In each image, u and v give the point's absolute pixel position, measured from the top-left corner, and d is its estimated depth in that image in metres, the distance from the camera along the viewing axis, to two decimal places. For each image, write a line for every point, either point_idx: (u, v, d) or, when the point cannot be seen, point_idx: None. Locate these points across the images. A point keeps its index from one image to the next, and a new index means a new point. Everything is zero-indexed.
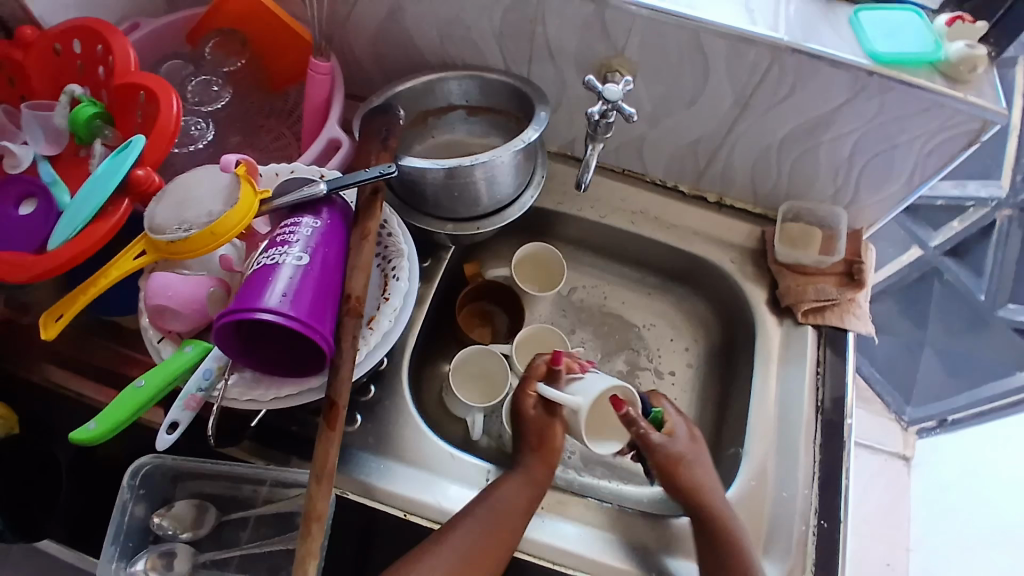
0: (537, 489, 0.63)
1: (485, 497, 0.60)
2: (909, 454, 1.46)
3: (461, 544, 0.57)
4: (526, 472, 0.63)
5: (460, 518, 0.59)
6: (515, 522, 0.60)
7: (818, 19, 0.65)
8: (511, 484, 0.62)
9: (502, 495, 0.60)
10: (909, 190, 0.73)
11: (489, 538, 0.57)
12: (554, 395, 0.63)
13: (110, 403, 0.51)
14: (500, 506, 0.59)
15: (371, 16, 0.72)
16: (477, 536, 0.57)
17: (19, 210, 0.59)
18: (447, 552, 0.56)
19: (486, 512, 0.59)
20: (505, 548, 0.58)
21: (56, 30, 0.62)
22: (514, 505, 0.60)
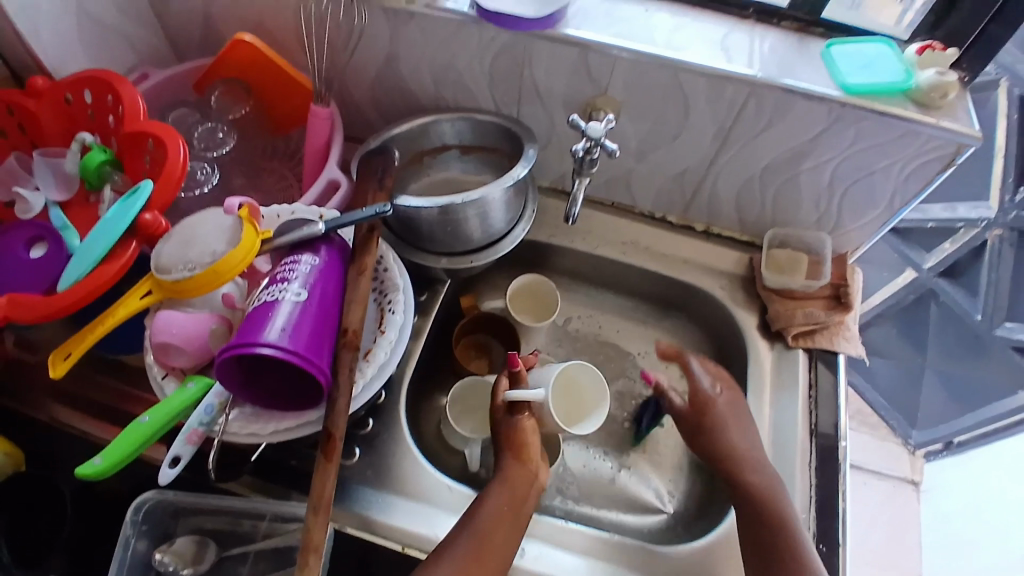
0: (518, 499, 0.62)
1: (471, 515, 0.60)
2: (918, 479, 1.44)
3: (456, 558, 0.56)
4: (506, 481, 0.63)
5: (449, 536, 0.58)
6: (504, 529, 0.59)
7: (792, 55, 0.68)
8: (494, 494, 0.61)
9: (485, 510, 0.60)
10: (890, 214, 0.75)
11: (477, 562, 0.56)
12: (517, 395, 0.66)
13: (115, 439, 0.52)
14: (486, 520, 0.59)
15: (368, 64, 0.76)
16: (468, 548, 0.57)
17: (30, 253, 0.62)
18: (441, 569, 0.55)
19: (475, 525, 0.59)
20: (499, 554, 0.58)
21: (68, 80, 0.65)
22: (497, 524, 0.59)
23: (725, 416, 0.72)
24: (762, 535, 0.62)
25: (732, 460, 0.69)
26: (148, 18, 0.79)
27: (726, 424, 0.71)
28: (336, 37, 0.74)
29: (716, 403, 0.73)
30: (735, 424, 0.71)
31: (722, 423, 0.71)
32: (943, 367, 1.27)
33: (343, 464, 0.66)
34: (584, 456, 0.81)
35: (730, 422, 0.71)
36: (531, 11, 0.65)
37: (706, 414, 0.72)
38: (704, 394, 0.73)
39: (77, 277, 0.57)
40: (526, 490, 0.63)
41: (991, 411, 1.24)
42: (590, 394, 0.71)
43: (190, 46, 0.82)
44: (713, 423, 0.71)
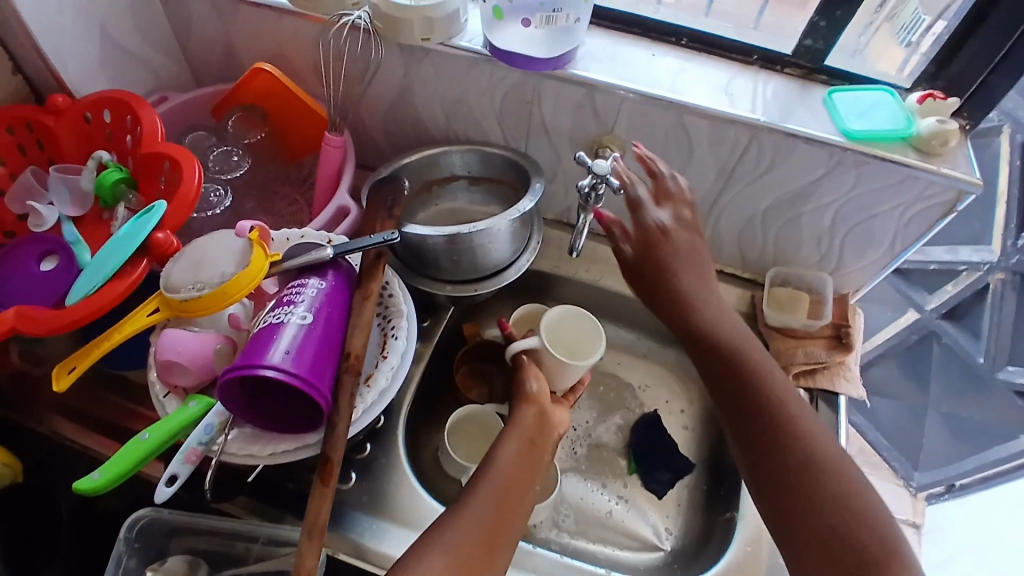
0: (531, 442, 0.64)
1: (479, 483, 0.60)
2: (920, 522, 1.42)
3: (467, 529, 0.56)
4: (521, 433, 0.64)
5: (460, 501, 0.58)
6: (514, 494, 0.60)
7: (794, 100, 0.70)
8: (504, 455, 0.62)
9: (495, 472, 0.60)
10: (892, 256, 0.76)
11: (499, 502, 0.59)
12: (521, 347, 0.71)
13: (115, 454, 0.52)
14: (505, 463, 0.61)
15: (382, 95, 0.78)
16: (480, 515, 0.57)
17: (41, 266, 0.63)
18: (452, 534, 0.55)
19: (486, 492, 0.59)
20: (519, 502, 0.60)
21: (88, 101, 0.67)
22: (515, 465, 0.62)
23: (673, 247, 0.70)
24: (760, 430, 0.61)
25: (714, 342, 0.66)
26: (171, 45, 0.82)
27: (674, 264, 0.70)
28: (352, 70, 0.76)
29: (664, 231, 0.70)
30: (682, 258, 0.70)
31: (691, 300, 0.69)
32: (946, 408, 1.26)
33: (339, 488, 0.66)
34: (582, 487, 0.80)
35: (677, 252, 0.70)
36: (543, 52, 0.67)
37: (654, 244, 0.70)
38: (662, 233, 0.70)
39: (87, 293, 0.58)
40: (540, 436, 0.65)
41: (992, 455, 1.23)
42: (584, 342, 0.76)
43: (209, 72, 0.85)
44: (677, 296, 0.69)
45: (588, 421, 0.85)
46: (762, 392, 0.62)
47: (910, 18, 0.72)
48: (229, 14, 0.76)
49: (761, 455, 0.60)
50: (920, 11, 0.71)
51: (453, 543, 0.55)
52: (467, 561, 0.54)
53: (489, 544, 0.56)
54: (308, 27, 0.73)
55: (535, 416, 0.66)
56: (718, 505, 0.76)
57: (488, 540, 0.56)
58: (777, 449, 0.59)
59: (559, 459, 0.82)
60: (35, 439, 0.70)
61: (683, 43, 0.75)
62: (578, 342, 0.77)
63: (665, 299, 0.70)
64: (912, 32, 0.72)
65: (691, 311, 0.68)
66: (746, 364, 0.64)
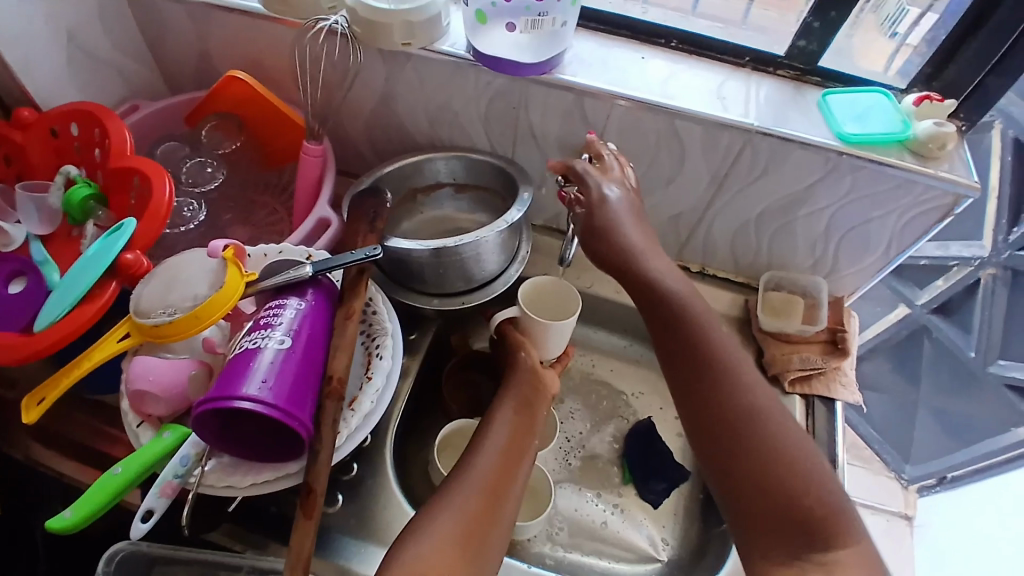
0: (526, 403, 0.68)
1: (481, 449, 0.62)
2: (910, 514, 1.43)
3: (471, 489, 0.58)
4: (516, 395, 0.68)
5: (464, 465, 0.61)
6: (515, 455, 0.63)
7: (787, 104, 0.68)
8: (503, 419, 0.65)
9: (494, 436, 0.63)
10: (886, 260, 0.75)
11: (503, 466, 0.61)
12: (502, 317, 0.72)
13: (87, 490, 0.50)
14: (503, 430, 0.64)
15: (363, 101, 0.76)
16: (484, 474, 0.59)
17: (9, 288, 0.59)
18: (458, 494, 0.57)
19: (489, 455, 0.61)
20: (518, 464, 0.62)
21: (56, 112, 0.64)
22: (517, 431, 0.65)
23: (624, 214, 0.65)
24: (713, 415, 0.58)
25: (676, 316, 0.62)
26: (142, 51, 0.78)
27: (625, 225, 0.65)
28: (331, 76, 0.73)
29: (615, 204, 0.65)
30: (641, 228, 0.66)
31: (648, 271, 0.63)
32: (938, 404, 1.25)
33: (326, 511, 0.64)
34: (576, 499, 0.78)
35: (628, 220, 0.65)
36: (528, 57, 0.65)
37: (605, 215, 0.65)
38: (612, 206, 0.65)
39: (54, 318, 0.55)
40: (534, 393, 0.69)
41: (982, 448, 1.22)
42: (563, 305, 0.75)
43: (183, 78, 0.82)
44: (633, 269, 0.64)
45: (581, 432, 0.83)
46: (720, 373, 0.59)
47: (895, 10, 0.69)
48: (202, 19, 0.73)
49: (719, 440, 0.57)
50: (904, 3, 0.68)
51: (459, 501, 0.57)
52: (474, 515, 0.56)
53: (493, 501, 0.58)
54: (286, 31, 0.70)
55: (530, 364, 0.71)
56: (714, 515, 0.75)
57: (492, 496, 0.58)
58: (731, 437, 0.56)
59: (552, 470, 0.80)
60: (9, 465, 0.66)
61: (673, 45, 0.73)
62: (555, 303, 0.75)
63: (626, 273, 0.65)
64: (897, 23, 0.69)
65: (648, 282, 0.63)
66: (704, 344, 0.60)
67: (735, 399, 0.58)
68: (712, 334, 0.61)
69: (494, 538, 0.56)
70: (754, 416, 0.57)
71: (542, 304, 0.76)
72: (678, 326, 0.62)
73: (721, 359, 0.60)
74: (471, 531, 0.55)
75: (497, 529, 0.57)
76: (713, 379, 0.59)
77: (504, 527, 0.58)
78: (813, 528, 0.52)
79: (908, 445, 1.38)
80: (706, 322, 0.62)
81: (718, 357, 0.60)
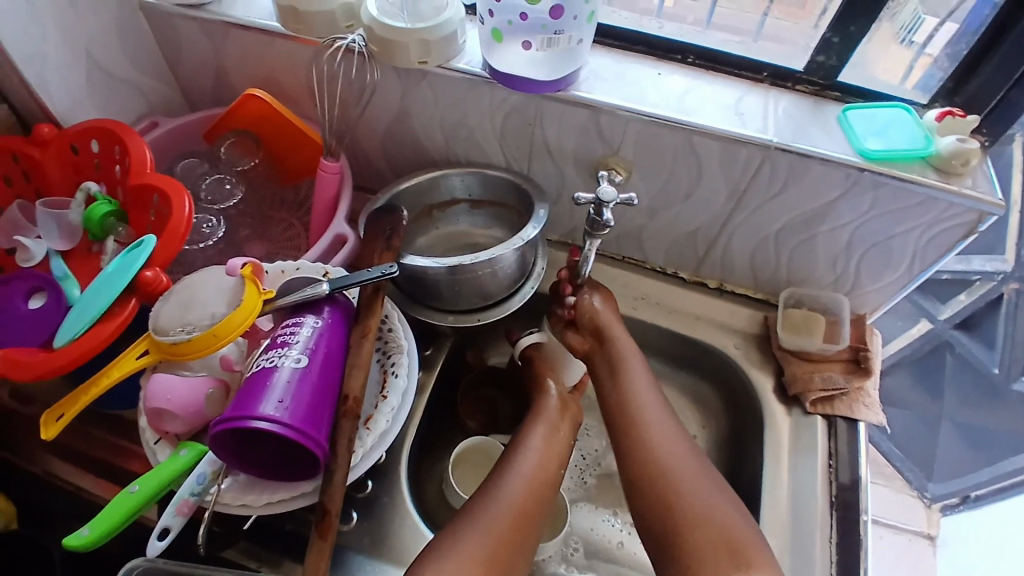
0: (555, 427, 0.67)
1: (511, 469, 0.62)
2: (934, 533, 1.37)
3: (499, 511, 0.58)
4: (546, 421, 0.68)
5: (492, 486, 0.60)
6: (544, 479, 0.62)
7: (806, 119, 0.68)
8: (534, 443, 0.65)
9: (523, 459, 0.63)
10: (910, 277, 0.73)
11: (529, 488, 0.60)
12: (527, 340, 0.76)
13: (105, 507, 0.50)
14: (536, 451, 0.64)
15: (380, 118, 0.76)
16: (512, 497, 0.59)
17: (29, 304, 0.60)
18: (485, 516, 0.57)
19: (517, 478, 0.61)
20: (544, 488, 0.61)
21: (75, 130, 0.65)
22: (550, 457, 0.64)
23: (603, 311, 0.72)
24: (640, 478, 0.61)
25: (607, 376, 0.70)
26: (161, 69, 0.79)
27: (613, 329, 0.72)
28: (348, 94, 0.74)
29: (598, 306, 0.73)
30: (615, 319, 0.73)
31: (618, 367, 0.70)
32: (959, 418, 1.22)
33: (340, 529, 0.63)
34: (592, 518, 0.77)
35: (605, 312, 0.72)
36: (543, 74, 0.65)
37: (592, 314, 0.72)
38: (599, 309, 0.73)
39: (75, 334, 0.55)
40: (563, 421, 0.69)
41: (1008, 465, 1.18)
42: None
43: (201, 95, 0.83)
44: (616, 360, 0.70)
45: (597, 449, 0.82)
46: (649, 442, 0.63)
47: (910, 19, 0.68)
48: (221, 38, 0.74)
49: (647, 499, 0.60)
50: (920, 11, 0.67)
51: (487, 522, 0.56)
52: (499, 537, 0.56)
53: (520, 524, 0.58)
54: (302, 50, 0.71)
55: (558, 399, 0.70)
56: None
57: (520, 521, 0.58)
58: (654, 495, 0.59)
59: (568, 489, 0.79)
60: (25, 479, 0.66)
61: (689, 61, 0.73)
62: None
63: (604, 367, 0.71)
64: (913, 32, 0.68)
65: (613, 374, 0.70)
66: (641, 419, 0.65)
67: (647, 457, 0.62)
68: (649, 411, 0.66)
69: (518, 560, 0.56)
70: (674, 474, 0.60)
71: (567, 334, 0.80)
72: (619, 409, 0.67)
73: (651, 431, 0.64)
74: (497, 551, 0.55)
75: (521, 551, 0.57)
76: (643, 447, 0.63)
77: (529, 550, 0.57)
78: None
79: (930, 461, 1.34)
80: (647, 404, 0.66)
81: (652, 432, 0.64)
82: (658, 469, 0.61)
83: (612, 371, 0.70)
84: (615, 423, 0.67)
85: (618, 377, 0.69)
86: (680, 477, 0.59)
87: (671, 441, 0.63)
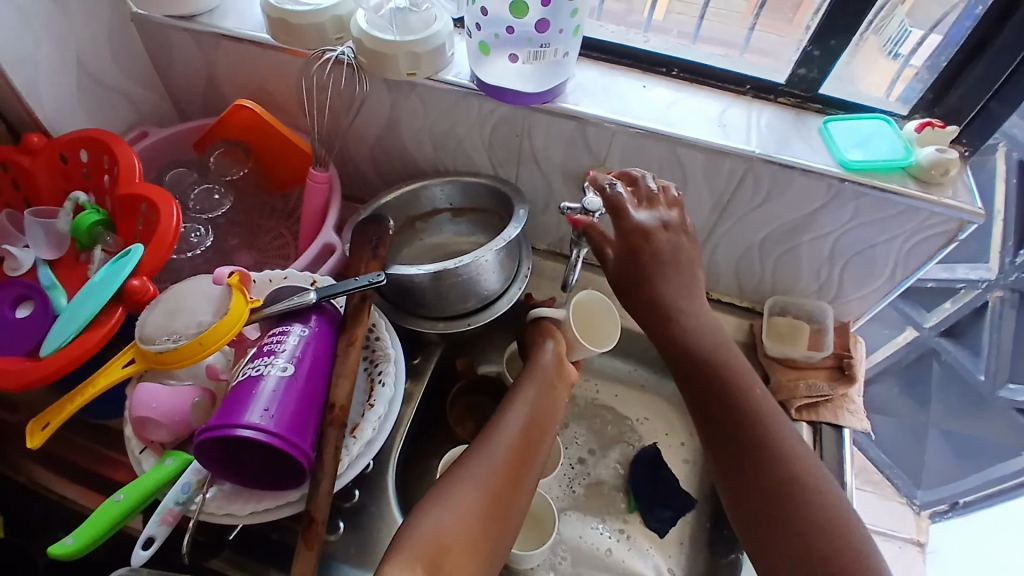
0: (549, 386, 0.68)
1: (501, 425, 0.64)
2: (923, 540, 1.39)
3: (494, 464, 0.60)
4: (540, 379, 0.68)
5: (484, 440, 0.62)
6: (534, 434, 0.64)
7: (789, 131, 0.69)
8: (524, 401, 0.66)
9: (515, 414, 0.65)
10: (892, 285, 0.74)
11: (523, 439, 0.63)
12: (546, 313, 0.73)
13: (88, 517, 0.50)
14: (528, 406, 0.66)
15: (369, 128, 0.77)
16: (505, 448, 0.61)
17: (16, 313, 0.60)
18: (481, 465, 0.59)
19: (509, 432, 0.63)
20: (538, 440, 0.64)
21: (65, 139, 0.65)
22: (540, 414, 0.66)
23: (659, 284, 0.66)
24: (767, 505, 0.57)
25: (670, 334, 0.65)
26: (151, 79, 0.80)
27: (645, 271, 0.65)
28: (338, 104, 0.74)
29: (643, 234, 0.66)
30: (669, 265, 0.66)
31: (745, 397, 0.62)
32: (947, 426, 1.22)
33: (327, 539, 0.63)
34: (581, 526, 0.77)
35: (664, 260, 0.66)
36: (531, 86, 0.66)
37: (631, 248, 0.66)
38: (667, 276, 0.66)
39: (61, 343, 0.55)
40: (558, 379, 0.69)
41: (995, 472, 1.20)
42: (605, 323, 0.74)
43: (192, 104, 0.83)
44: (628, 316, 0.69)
45: (586, 458, 0.82)
46: (802, 498, 0.57)
47: (897, 31, 0.69)
48: (212, 48, 0.74)
49: (772, 528, 0.56)
50: (907, 23, 0.68)
51: (484, 471, 0.59)
52: (499, 485, 0.58)
53: (515, 473, 0.60)
54: (293, 61, 0.72)
55: (554, 355, 0.70)
56: (717, 544, 0.73)
57: (513, 470, 0.60)
58: (787, 536, 0.56)
59: (556, 498, 0.79)
60: (10, 488, 0.66)
61: (674, 73, 0.74)
62: (599, 322, 0.74)
63: (711, 390, 0.63)
64: (899, 44, 0.70)
65: (744, 407, 0.61)
66: (794, 468, 0.58)
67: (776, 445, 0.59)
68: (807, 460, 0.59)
69: (515, 504, 0.59)
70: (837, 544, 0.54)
71: (587, 323, 0.74)
72: (751, 450, 0.59)
73: (803, 487, 0.57)
74: (494, 502, 0.57)
75: (520, 496, 0.60)
76: (787, 503, 0.57)
77: (524, 496, 0.60)
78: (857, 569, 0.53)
79: (918, 468, 1.35)
80: (780, 424, 0.61)
81: (800, 485, 0.57)
82: (804, 529, 0.55)
83: (719, 397, 0.62)
84: (714, 406, 0.62)
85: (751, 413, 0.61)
86: (822, 508, 0.56)
87: (837, 501, 0.57)
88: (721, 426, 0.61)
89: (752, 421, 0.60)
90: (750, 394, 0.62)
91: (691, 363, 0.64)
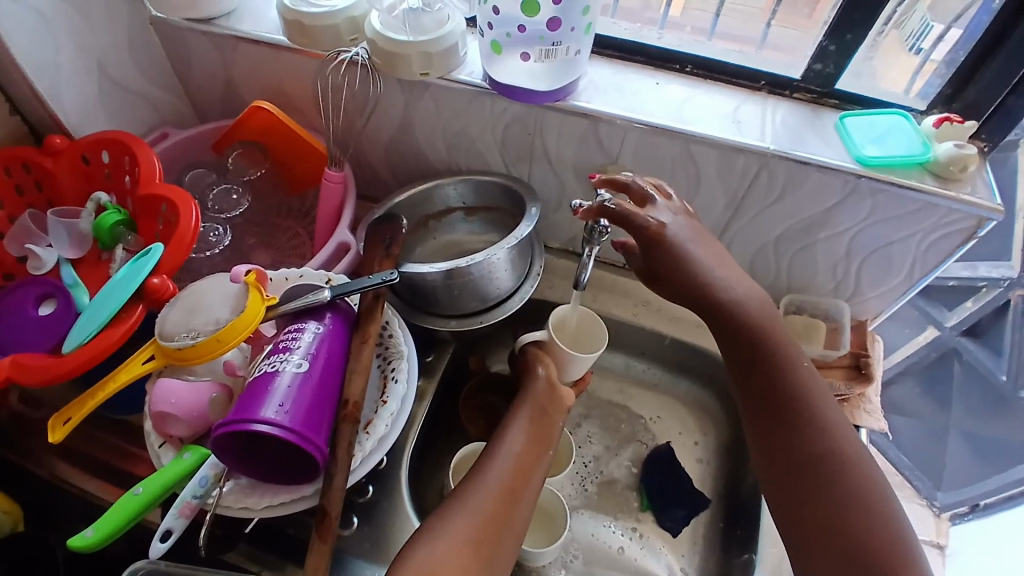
0: (540, 411, 0.69)
1: (494, 458, 0.63)
2: (943, 543, 1.32)
3: (484, 496, 0.59)
4: (533, 403, 0.69)
5: (477, 471, 0.62)
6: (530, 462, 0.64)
7: (804, 127, 0.68)
8: (518, 427, 0.67)
9: (510, 441, 0.65)
10: (910, 284, 0.73)
11: (515, 470, 0.63)
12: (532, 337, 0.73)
13: (109, 509, 0.51)
14: (523, 431, 0.66)
15: (383, 129, 0.78)
16: (501, 474, 0.62)
17: (39, 310, 0.61)
18: (473, 497, 0.59)
19: (506, 456, 0.63)
20: (535, 462, 0.64)
21: (87, 141, 0.67)
22: (538, 441, 0.66)
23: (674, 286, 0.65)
24: (798, 482, 0.59)
25: (714, 305, 0.63)
26: (171, 81, 0.81)
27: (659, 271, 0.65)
28: (351, 105, 0.75)
29: (676, 231, 0.64)
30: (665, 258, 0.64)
31: (796, 378, 0.61)
32: (967, 427, 1.21)
33: (341, 534, 0.64)
34: (593, 524, 0.77)
35: (696, 245, 0.64)
36: (543, 84, 0.66)
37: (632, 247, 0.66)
38: None
39: (83, 339, 0.57)
40: (550, 405, 0.70)
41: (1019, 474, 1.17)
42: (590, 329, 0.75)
43: (210, 106, 0.85)
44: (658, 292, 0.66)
45: (598, 456, 0.82)
46: (858, 507, 0.56)
47: (919, 26, 0.68)
48: (229, 51, 0.75)
49: (802, 505, 0.58)
50: (928, 17, 0.67)
51: (474, 506, 0.58)
52: (489, 518, 0.58)
53: (507, 504, 0.59)
54: (307, 62, 0.73)
55: (546, 382, 0.71)
56: (732, 546, 0.73)
57: (506, 499, 0.60)
58: (816, 515, 0.57)
59: (568, 496, 0.79)
60: (32, 482, 0.67)
61: (688, 70, 0.74)
62: (585, 334, 0.75)
63: (757, 386, 0.62)
64: (922, 38, 0.68)
65: (797, 411, 0.60)
66: (856, 479, 0.57)
67: (818, 427, 0.60)
68: (871, 472, 0.58)
69: (508, 537, 0.58)
70: (890, 557, 0.53)
71: (574, 338, 0.76)
72: (806, 455, 0.59)
73: (846, 489, 0.57)
74: (484, 535, 0.56)
75: (512, 530, 0.59)
76: (835, 508, 0.56)
77: (523, 516, 0.60)
78: (882, 549, 0.54)
79: (938, 470, 1.33)
80: (824, 404, 0.61)
81: (835, 482, 0.57)
82: (837, 510, 0.56)
83: (779, 403, 0.61)
84: (760, 388, 0.62)
85: (813, 419, 0.60)
86: (857, 488, 0.57)
87: (879, 499, 0.56)
88: (778, 431, 0.60)
89: (798, 401, 0.61)
90: (805, 395, 0.61)
91: (729, 356, 0.64)
